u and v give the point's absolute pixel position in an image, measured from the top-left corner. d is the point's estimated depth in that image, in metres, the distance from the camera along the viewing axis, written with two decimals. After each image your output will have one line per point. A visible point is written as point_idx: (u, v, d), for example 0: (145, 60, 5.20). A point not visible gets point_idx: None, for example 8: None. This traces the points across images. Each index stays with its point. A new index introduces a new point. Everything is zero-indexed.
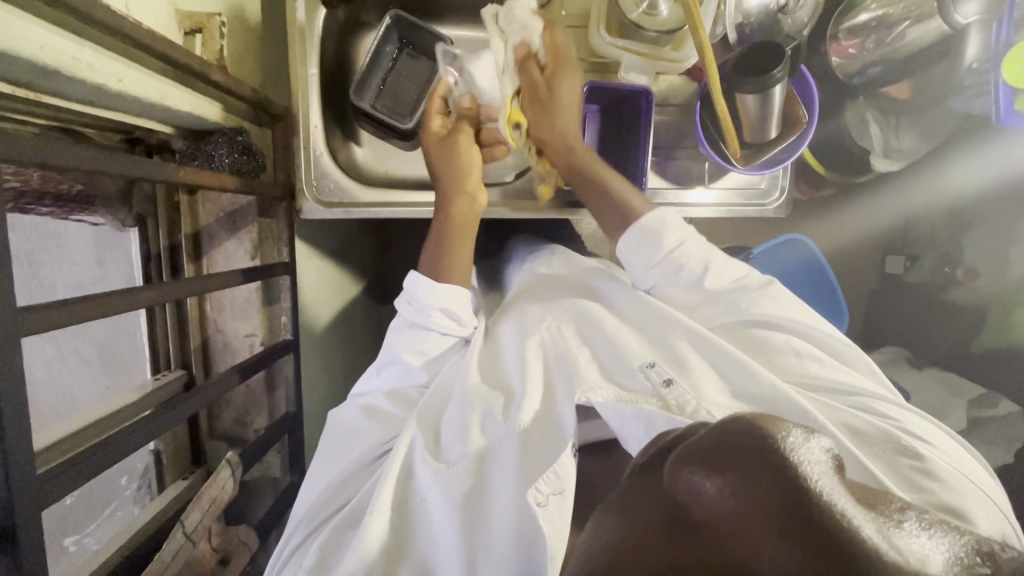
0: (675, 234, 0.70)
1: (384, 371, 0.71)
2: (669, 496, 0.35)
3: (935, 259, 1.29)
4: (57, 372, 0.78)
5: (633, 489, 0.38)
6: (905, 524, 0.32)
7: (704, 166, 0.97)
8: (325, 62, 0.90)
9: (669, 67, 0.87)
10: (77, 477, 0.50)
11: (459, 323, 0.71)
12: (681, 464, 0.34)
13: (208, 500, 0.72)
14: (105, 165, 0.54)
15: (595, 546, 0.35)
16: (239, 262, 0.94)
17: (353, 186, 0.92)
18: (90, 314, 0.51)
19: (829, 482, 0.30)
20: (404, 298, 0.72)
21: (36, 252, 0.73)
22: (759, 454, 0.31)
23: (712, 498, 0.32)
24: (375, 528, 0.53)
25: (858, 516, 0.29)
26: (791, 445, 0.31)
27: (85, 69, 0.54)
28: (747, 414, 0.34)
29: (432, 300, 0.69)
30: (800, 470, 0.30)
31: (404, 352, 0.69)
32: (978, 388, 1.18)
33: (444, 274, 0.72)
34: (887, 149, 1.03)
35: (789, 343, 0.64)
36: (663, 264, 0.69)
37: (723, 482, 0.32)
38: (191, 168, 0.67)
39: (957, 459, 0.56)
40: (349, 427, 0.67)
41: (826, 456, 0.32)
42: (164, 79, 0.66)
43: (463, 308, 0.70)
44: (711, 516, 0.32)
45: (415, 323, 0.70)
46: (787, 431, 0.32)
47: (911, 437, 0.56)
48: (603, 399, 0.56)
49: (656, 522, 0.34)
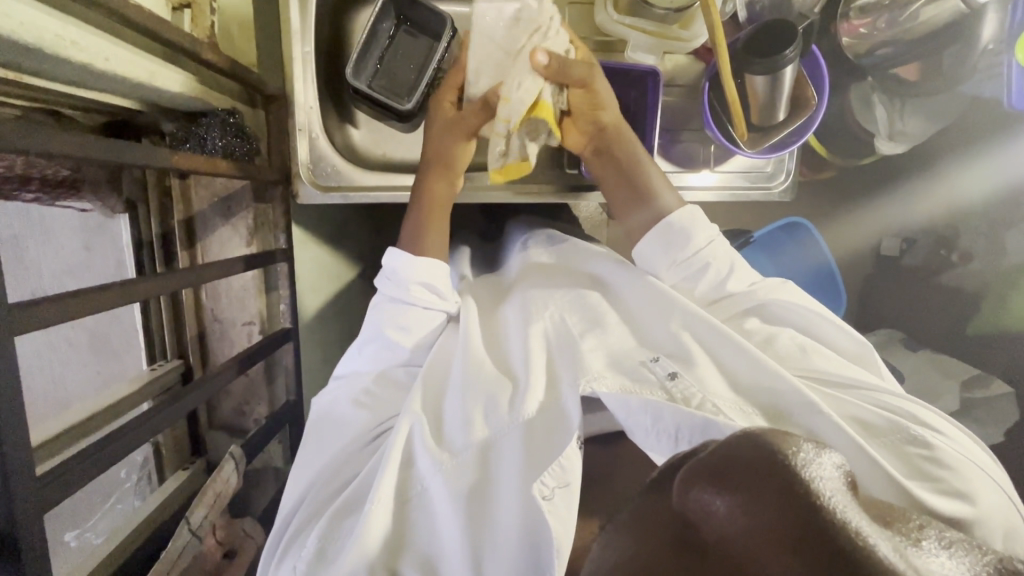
0: (703, 234, 0.69)
1: (364, 350, 0.68)
2: (677, 513, 0.34)
3: (930, 243, 1.30)
4: (49, 362, 0.76)
5: (644, 506, 0.37)
6: (922, 543, 0.31)
7: (709, 149, 0.95)
8: (320, 39, 0.87)
9: (679, 47, 0.85)
10: (80, 478, 0.49)
11: (440, 297, 0.69)
12: (690, 482, 0.33)
13: (212, 495, 0.71)
14: (92, 152, 0.51)
15: (605, 564, 0.36)
16: (233, 248, 0.91)
17: (349, 168, 0.89)
18: (85, 308, 0.49)
19: (842, 500, 0.29)
20: (383, 273, 0.72)
21: (21, 236, 0.70)
22: (773, 474, 0.30)
23: (722, 517, 0.31)
24: (377, 519, 0.52)
25: (872, 534, 0.28)
26: (803, 462, 0.30)
27: (70, 48, 0.51)
28: (758, 430, 0.33)
29: (414, 273, 0.68)
30: (810, 486, 0.29)
31: (387, 328, 0.67)
32: (972, 368, 1.18)
33: (421, 250, 0.71)
34: (892, 132, 1.01)
35: (800, 343, 0.63)
36: (690, 263, 0.69)
37: (734, 499, 0.31)
38: (184, 153, 0.64)
39: (968, 450, 0.55)
40: (338, 417, 0.64)
41: (839, 473, 0.31)
42: (153, 58, 0.63)
43: (443, 282, 0.70)
44: (723, 535, 0.31)
45: (398, 298, 0.69)
46: (798, 447, 0.32)
47: (920, 425, 0.55)
48: (608, 388, 0.54)
49: (666, 544, 0.34)
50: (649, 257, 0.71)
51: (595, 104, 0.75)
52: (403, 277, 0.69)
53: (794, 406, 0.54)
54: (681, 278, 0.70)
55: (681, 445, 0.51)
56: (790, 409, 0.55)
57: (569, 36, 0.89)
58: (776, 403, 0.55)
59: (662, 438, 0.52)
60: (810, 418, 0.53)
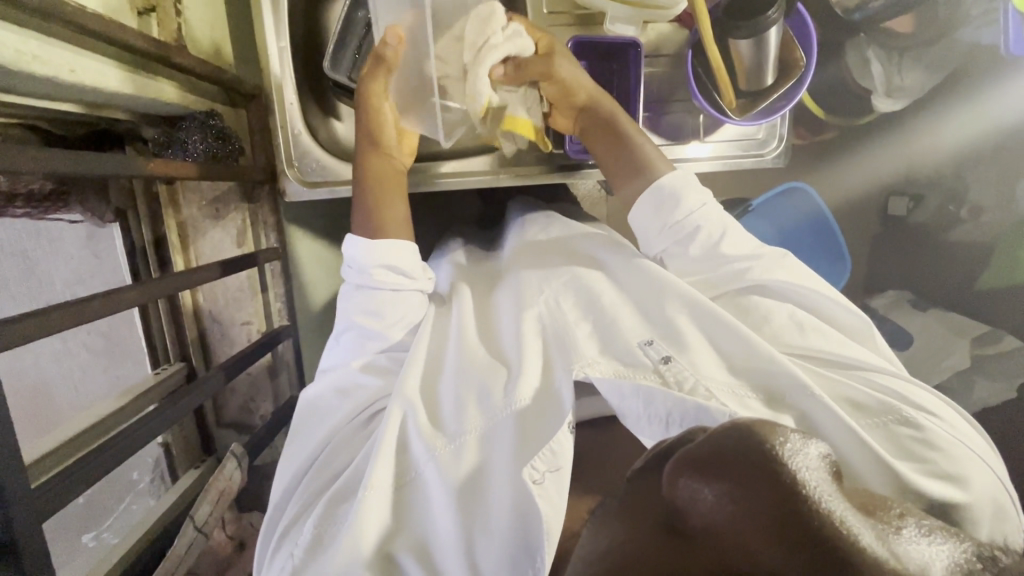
0: (694, 197, 0.68)
1: (343, 340, 0.69)
2: (666, 499, 0.33)
3: (937, 199, 1.27)
4: (71, 366, 0.84)
5: (630, 489, 0.36)
6: (904, 530, 0.30)
7: (699, 118, 0.93)
8: (296, 32, 0.85)
9: (659, 14, 0.81)
10: (77, 485, 0.51)
11: (408, 278, 0.69)
12: (678, 470, 0.32)
13: (216, 492, 0.74)
14: (72, 166, 0.51)
15: (595, 550, 0.34)
16: (226, 251, 0.93)
17: (335, 162, 0.87)
18: (65, 322, 0.50)
19: (826, 488, 0.29)
20: (347, 264, 0.71)
21: (31, 252, 0.77)
22: (759, 464, 0.30)
23: (710, 506, 0.30)
24: (371, 506, 0.53)
25: (857, 523, 0.28)
26: (788, 455, 0.30)
27: (32, 62, 0.51)
28: (744, 419, 0.32)
29: (372, 257, 0.67)
30: (796, 477, 0.29)
31: (357, 315, 0.67)
32: (983, 326, 1.16)
33: (379, 230, 0.70)
34: (890, 88, 0.99)
35: (790, 318, 0.61)
36: (673, 230, 0.68)
37: (722, 487, 0.30)
38: (160, 158, 0.63)
39: (959, 429, 0.54)
40: (322, 407, 0.65)
41: (824, 463, 0.31)
42: (122, 66, 0.62)
43: (406, 261, 0.69)
44: (710, 525, 0.30)
45: (363, 285, 0.68)
46: (784, 436, 0.31)
47: (912, 407, 0.54)
48: (601, 374, 0.54)
49: (655, 523, 0.33)
50: (642, 219, 0.70)
51: (566, 90, 0.76)
52: (363, 262, 0.69)
53: (787, 389, 0.54)
54: (669, 246, 0.69)
55: (671, 431, 0.51)
56: (786, 392, 0.54)
57: (547, 12, 0.87)
58: (769, 385, 0.55)
59: (653, 423, 0.52)
60: (803, 401, 0.53)
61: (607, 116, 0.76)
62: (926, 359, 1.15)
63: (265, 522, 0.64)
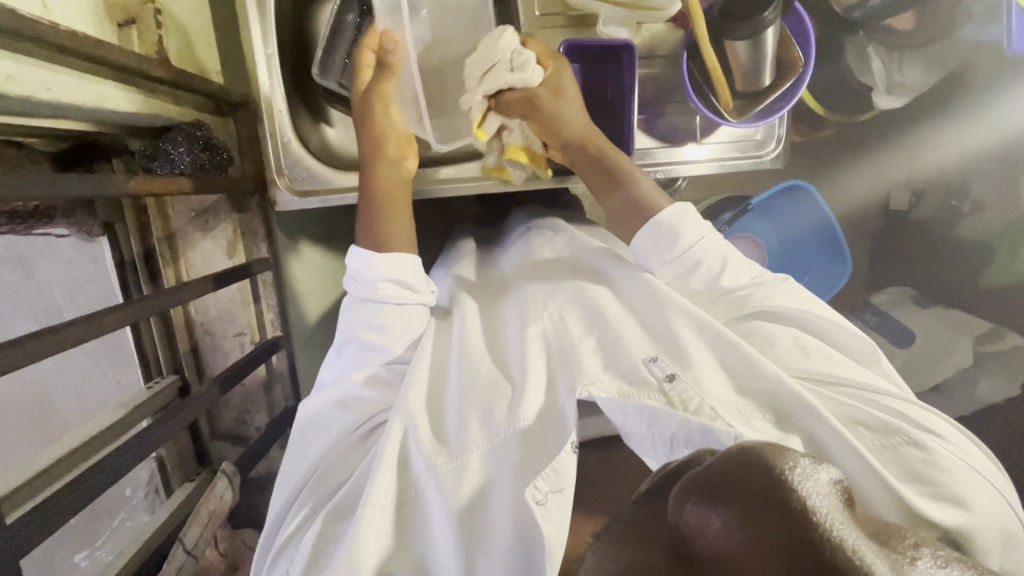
0: (693, 230, 0.66)
1: (344, 353, 0.67)
2: (673, 523, 0.32)
3: (938, 195, 1.25)
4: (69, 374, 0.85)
5: (635, 512, 0.36)
6: (918, 561, 0.29)
7: (696, 120, 0.91)
8: (284, 39, 0.84)
9: (653, 15, 0.78)
10: (62, 514, 0.50)
11: (412, 291, 0.67)
12: (683, 496, 0.31)
13: (206, 514, 0.74)
14: (49, 189, 0.50)
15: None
16: (218, 262, 0.93)
17: (324, 170, 0.85)
18: (45, 350, 0.48)
19: (837, 516, 0.27)
20: (349, 276, 0.69)
21: (26, 257, 0.79)
22: (763, 488, 0.28)
23: (718, 533, 0.29)
24: (370, 525, 0.51)
25: (871, 554, 0.27)
26: (798, 479, 0.28)
27: (5, 82, 0.49)
28: (753, 442, 0.31)
29: (377, 271, 0.66)
30: (806, 504, 0.27)
31: (361, 329, 0.65)
32: (986, 323, 1.14)
33: (385, 243, 0.68)
34: (890, 85, 0.97)
35: (797, 340, 0.60)
36: (678, 262, 0.65)
37: (730, 513, 0.28)
38: (142, 176, 0.61)
39: (967, 452, 0.53)
40: (320, 421, 0.63)
41: (835, 489, 0.29)
42: (101, 80, 0.61)
43: (412, 273, 0.67)
44: (717, 552, 0.29)
45: (367, 298, 0.67)
46: (794, 460, 0.29)
47: (920, 429, 0.53)
48: (605, 393, 0.53)
49: (661, 550, 0.32)
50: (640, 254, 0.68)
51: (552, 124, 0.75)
52: (368, 275, 0.67)
53: (794, 410, 0.53)
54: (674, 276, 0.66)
55: (677, 454, 0.49)
56: (795, 412, 0.53)
57: (539, 14, 0.85)
58: (776, 405, 0.54)
59: (657, 444, 0.50)
60: (809, 422, 0.52)
61: (594, 150, 0.74)
62: (929, 357, 1.14)
63: (262, 536, 0.63)
